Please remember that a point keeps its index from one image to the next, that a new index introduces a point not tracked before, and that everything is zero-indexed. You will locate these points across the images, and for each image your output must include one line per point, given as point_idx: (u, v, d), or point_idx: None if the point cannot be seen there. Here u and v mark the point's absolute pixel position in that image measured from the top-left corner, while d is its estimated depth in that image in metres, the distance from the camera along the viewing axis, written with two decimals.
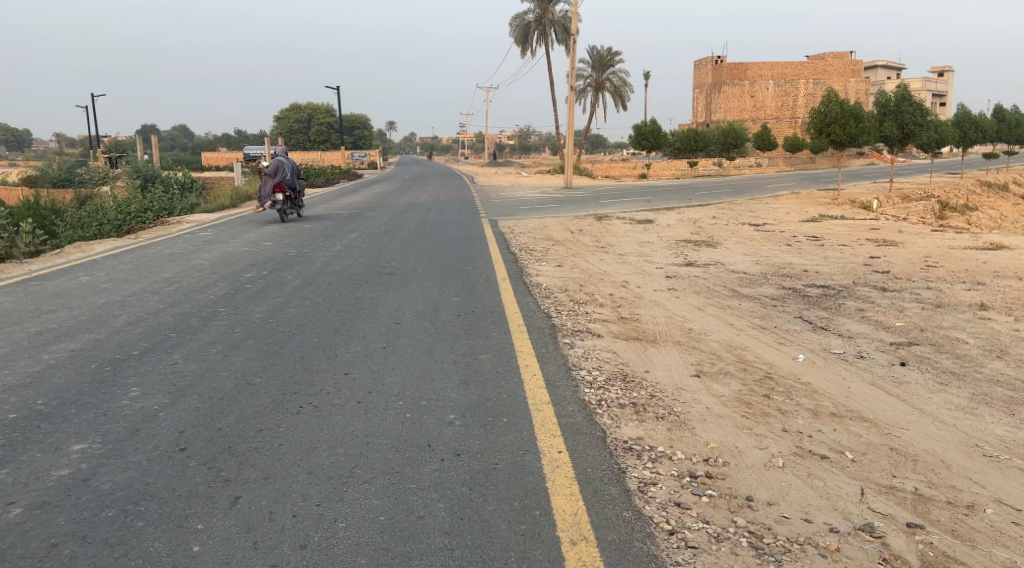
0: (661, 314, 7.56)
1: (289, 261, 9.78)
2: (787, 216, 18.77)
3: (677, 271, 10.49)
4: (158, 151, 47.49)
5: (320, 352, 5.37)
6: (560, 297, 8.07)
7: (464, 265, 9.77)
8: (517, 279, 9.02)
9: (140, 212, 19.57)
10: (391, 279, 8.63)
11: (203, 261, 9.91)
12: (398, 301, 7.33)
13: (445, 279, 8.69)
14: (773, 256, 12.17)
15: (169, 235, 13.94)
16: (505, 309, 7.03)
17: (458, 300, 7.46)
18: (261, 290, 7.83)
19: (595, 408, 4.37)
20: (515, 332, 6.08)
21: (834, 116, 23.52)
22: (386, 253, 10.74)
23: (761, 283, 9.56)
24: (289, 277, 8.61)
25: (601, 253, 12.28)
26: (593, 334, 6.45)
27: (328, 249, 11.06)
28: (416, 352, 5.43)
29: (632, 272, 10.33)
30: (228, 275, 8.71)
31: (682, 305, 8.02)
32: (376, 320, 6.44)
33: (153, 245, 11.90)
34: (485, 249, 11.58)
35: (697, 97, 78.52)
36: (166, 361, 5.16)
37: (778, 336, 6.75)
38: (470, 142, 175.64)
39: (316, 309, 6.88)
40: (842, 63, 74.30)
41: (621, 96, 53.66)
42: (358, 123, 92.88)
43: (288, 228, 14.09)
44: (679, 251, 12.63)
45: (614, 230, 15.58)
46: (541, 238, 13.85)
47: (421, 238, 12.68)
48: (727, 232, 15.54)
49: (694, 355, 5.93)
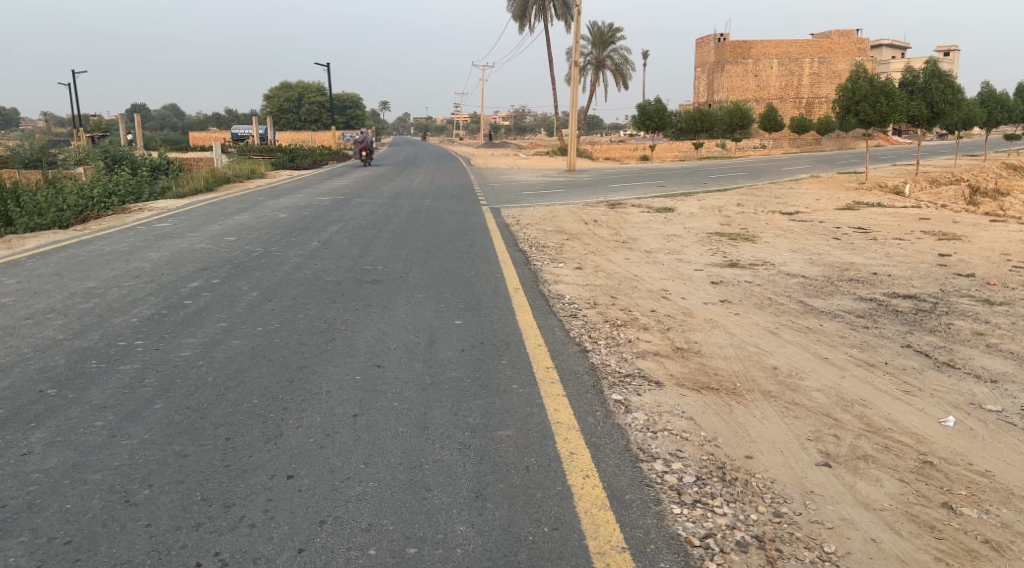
0: (727, 341, 5.76)
1: (249, 263, 7.94)
2: (819, 203, 17.03)
3: (722, 274, 8.73)
4: (140, 129, 45.24)
5: (256, 428, 3.55)
6: (591, 316, 6.27)
7: (465, 271, 7.93)
8: (532, 289, 7.22)
9: (104, 197, 17.63)
10: (373, 292, 6.78)
11: (145, 263, 8.03)
12: (381, 326, 5.50)
13: (442, 291, 6.88)
14: (826, 253, 10.40)
15: (121, 225, 12.01)
16: (522, 341, 5.24)
17: (460, 325, 5.65)
18: (202, 308, 5.99)
19: (703, 560, 2.60)
20: (545, 385, 4.27)
21: (862, 92, 21.67)
22: (369, 253, 8.93)
23: (830, 293, 7.77)
24: (243, 286, 6.78)
25: (624, 250, 10.48)
26: (648, 379, 4.63)
27: (302, 247, 9.22)
28: (403, 426, 3.62)
29: (669, 276, 8.54)
30: (167, 286, 6.84)
31: (748, 326, 6.23)
32: (348, 362, 4.61)
33: (96, 240, 9.99)
34: (489, 246, 9.81)
35: (699, 77, 76.25)
36: (14, 450, 3.32)
37: (899, 381, 4.95)
38: (464, 123, 172.77)
39: (270, 342, 5.05)
40: (848, 41, 72.17)
41: (624, 74, 51.66)
42: (352, 103, 90.45)
43: (260, 218, 12.21)
44: (714, 246, 10.87)
45: (633, 220, 13.80)
46: (552, 231, 12.02)
47: (414, 232, 10.87)
48: (760, 222, 13.74)
49: (805, 420, 4.12)
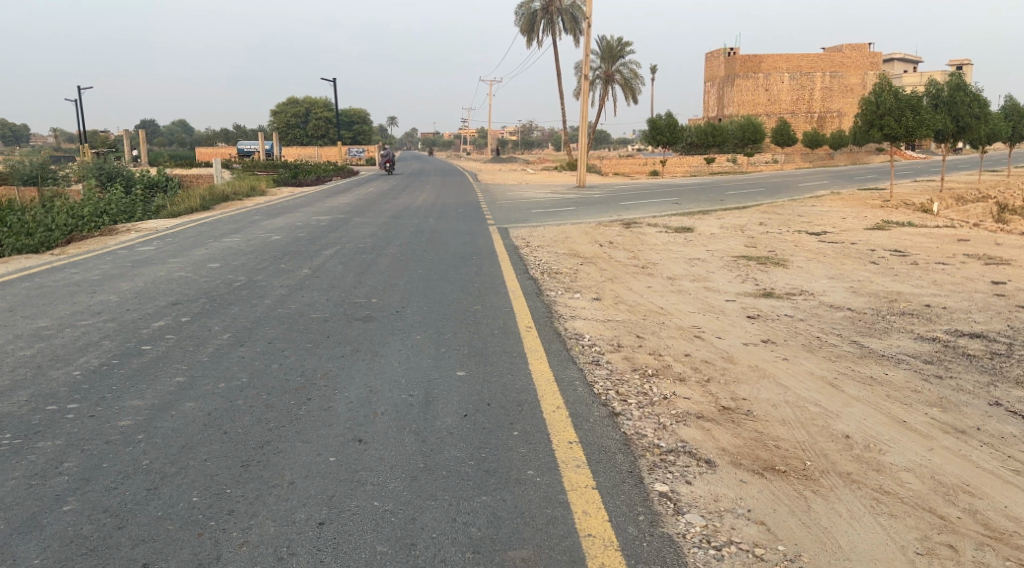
0: (780, 398, 4.81)
1: (228, 298, 7.07)
2: (846, 222, 16.15)
3: (758, 306, 7.83)
4: (146, 145, 44.75)
5: (188, 547, 2.68)
6: (616, 364, 5.35)
7: (469, 306, 7.02)
8: (546, 328, 6.31)
9: (96, 217, 16.84)
10: (363, 333, 5.88)
11: (113, 297, 7.16)
12: (368, 381, 4.59)
13: (442, 332, 5.98)
14: (867, 281, 9.49)
15: (103, 249, 11.18)
16: (537, 402, 4.33)
17: (463, 379, 4.74)
18: (162, 357, 5.11)
19: None
20: (569, 470, 3.37)
21: (887, 106, 20.79)
22: (365, 283, 8.05)
23: (884, 331, 6.85)
24: (215, 327, 5.90)
25: (645, 277, 9.58)
26: (696, 456, 3.71)
27: (290, 276, 8.36)
28: (384, 542, 2.74)
29: (698, 309, 7.64)
30: (128, 326, 5.97)
31: (802, 377, 5.31)
32: (323, 435, 3.71)
33: (68, 267, 9.14)
34: (497, 274, 8.94)
35: (708, 91, 75.34)
36: None
37: (1002, 456, 4.00)
38: (472, 139, 172.57)
39: (231, 405, 4.15)
40: (860, 55, 71.41)
41: (633, 88, 50.93)
42: (360, 118, 90.34)
43: (252, 241, 11.39)
44: (743, 272, 9.98)
45: (651, 242, 12.94)
46: (564, 254, 11.14)
47: (415, 258, 9.98)
48: (787, 243, 12.83)
49: (906, 522, 3.19)
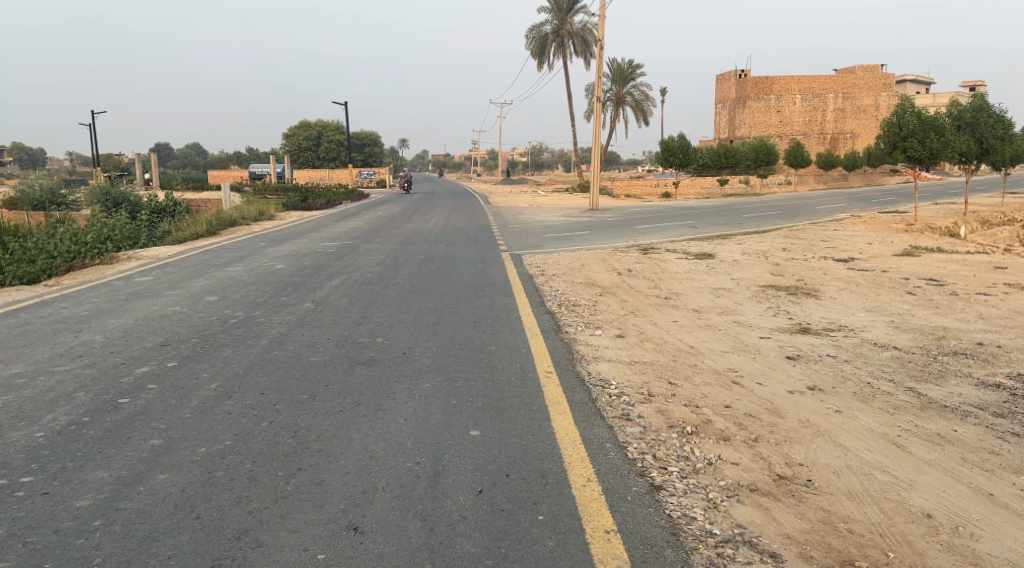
0: (842, 463, 4.19)
1: (223, 337, 6.52)
2: (872, 248, 15.53)
3: (796, 345, 7.21)
4: (157, 168, 44.73)
5: None
6: (649, 418, 4.72)
7: (482, 346, 6.41)
8: (568, 373, 5.71)
9: (99, 243, 16.41)
10: (364, 380, 5.29)
11: (99, 337, 6.61)
12: (368, 445, 4.00)
13: (454, 379, 5.37)
14: (909, 314, 8.85)
15: (99, 280, 10.68)
16: (563, 471, 3.74)
17: (476, 439, 4.15)
18: (139, 412, 4.54)
19: None
20: None
21: (910, 128, 20.17)
22: (370, 319, 7.47)
23: (940, 375, 6.20)
24: (202, 375, 5.32)
25: (669, 309, 8.98)
26: (756, 550, 3.12)
27: (291, 311, 7.80)
28: None
29: (731, 348, 7.04)
30: (108, 373, 5.40)
31: (861, 435, 4.68)
32: (313, 525, 3.14)
33: (59, 301, 8.63)
34: (512, 308, 8.35)
35: (719, 112, 74.39)
36: None
37: None
38: (482, 161, 173.12)
39: (208, 478, 3.57)
40: (873, 77, 71.05)
41: (644, 110, 50.49)
42: (371, 141, 90.70)
43: (254, 271, 10.87)
44: (773, 304, 9.37)
45: (671, 269, 12.37)
46: (581, 284, 10.57)
47: (424, 289, 9.43)
48: (816, 271, 12.20)
49: None
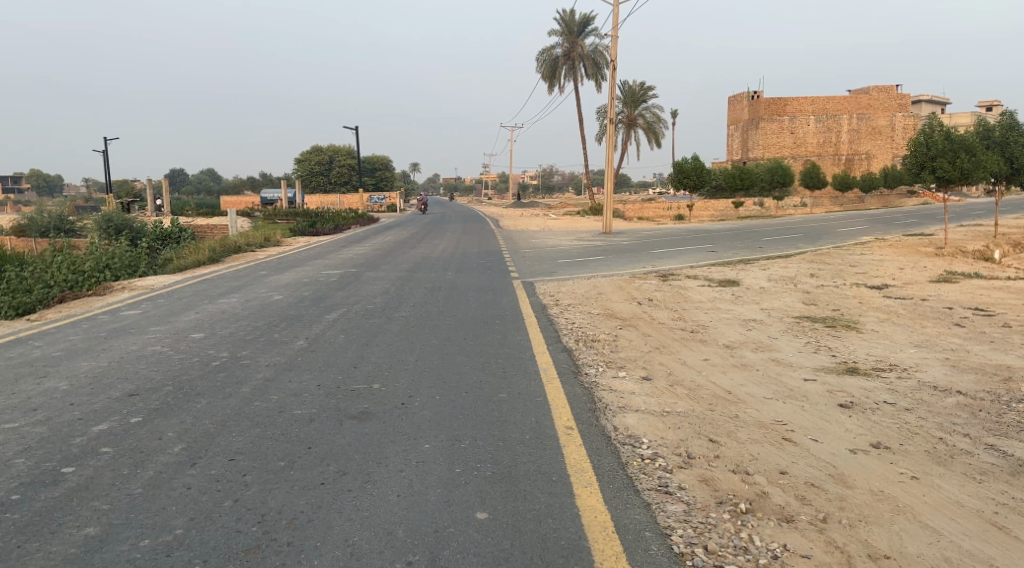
0: (937, 555, 3.40)
1: (200, 384, 5.78)
2: (905, 274, 14.69)
3: (846, 388, 6.39)
4: (167, 194, 44.39)
5: None
6: (693, 490, 3.93)
7: (491, 394, 5.62)
8: (592, 429, 4.91)
9: (98, 272, 15.82)
10: (353, 440, 4.51)
11: (64, 383, 5.89)
12: (351, 535, 3.27)
13: (459, 438, 4.59)
14: (964, 350, 8.02)
15: (83, 313, 10.02)
16: None
17: (483, 524, 3.40)
18: (84, 485, 3.80)
19: None
20: None
21: (939, 148, 19.37)
22: (367, 360, 6.69)
23: (1021, 427, 5.37)
24: (167, 435, 4.57)
25: (698, 345, 8.16)
26: None
27: (281, 350, 7.05)
28: None
29: (774, 392, 6.23)
30: (59, 431, 4.67)
31: (952, 512, 3.85)
32: None
33: (34, 339, 7.95)
34: (524, 345, 7.57)
35: (731, 134, 72.75)
36: None
37: None
38: (493, 185, 173.21)
39: None
40: (887, 97, 70.36)
41: (657, 132, 49.95)
42: (382, 164, 90.78)
43: (248, 303, 10.16)
44: (811, 338, 8.56)
45: (695, 298, 11.58)
46: (600, 315, 9.78)
47: (430, 323, 8.67)
48: (850, 300, 11.38)
49: None
